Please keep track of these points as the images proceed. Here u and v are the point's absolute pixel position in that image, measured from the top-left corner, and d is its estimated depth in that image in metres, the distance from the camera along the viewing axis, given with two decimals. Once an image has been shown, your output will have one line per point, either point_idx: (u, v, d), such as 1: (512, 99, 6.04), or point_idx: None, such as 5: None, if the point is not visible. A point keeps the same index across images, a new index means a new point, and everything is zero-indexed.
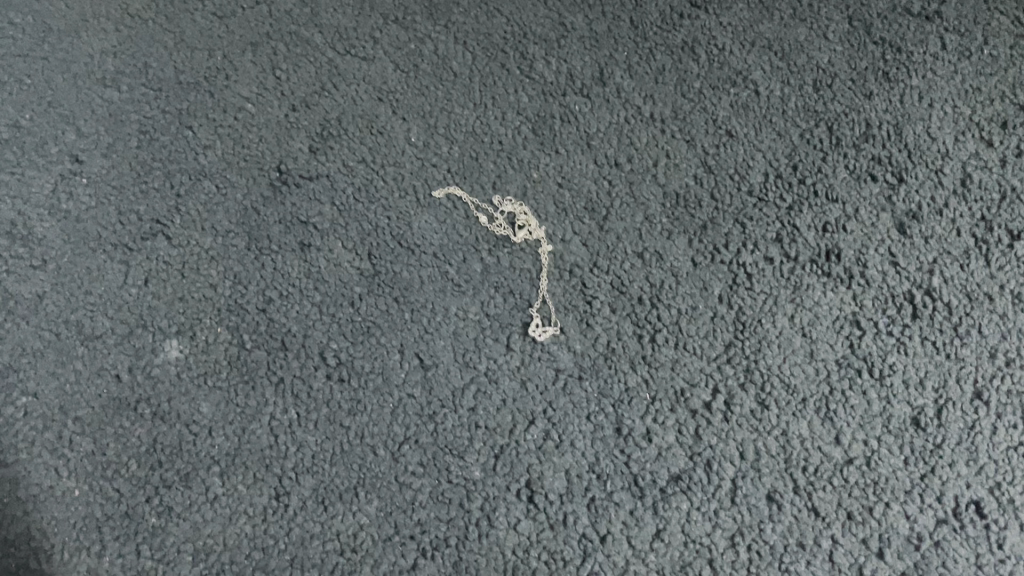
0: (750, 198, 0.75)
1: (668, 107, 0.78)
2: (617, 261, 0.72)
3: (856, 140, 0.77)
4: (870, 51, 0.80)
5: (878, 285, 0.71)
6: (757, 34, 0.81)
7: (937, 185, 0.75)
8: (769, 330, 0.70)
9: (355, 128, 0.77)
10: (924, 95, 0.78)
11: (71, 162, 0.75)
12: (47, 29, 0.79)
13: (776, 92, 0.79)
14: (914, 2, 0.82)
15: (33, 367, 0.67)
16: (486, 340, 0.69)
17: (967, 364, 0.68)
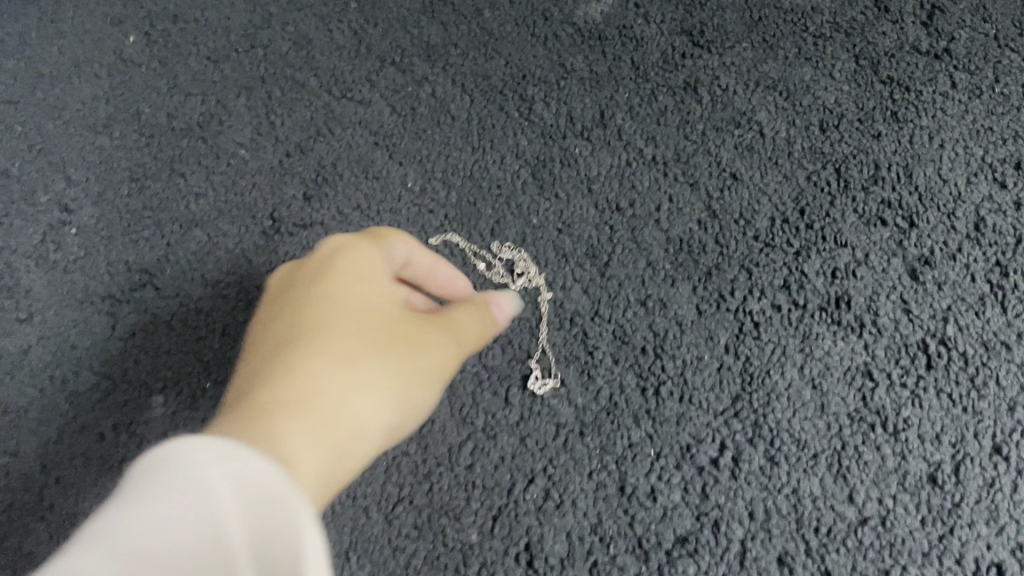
0: (757, 243, 0.72)
1: (671, 149, 0.76)
2: (620, 310, 0.70)
3: (865, 182, 0.74)
4: (877, 90, 0.78)
5: (891, 334, 0.68)
6: (761, 74, 0.79)
7: (950, 229, 0.72)
8: (777, 382, 0.67)
9: (350, 174, 0.75)
10: (935, 136, 0.76)
11: (61, 212, 0.73)
12: (40, 76, 0.79)
13: (782, 132, 0.77)
14: (921, 40, 0.80)
15: (17, 425, 0.65)
16: (483, 394, 0.67)
17: (985, 418, 0.65)
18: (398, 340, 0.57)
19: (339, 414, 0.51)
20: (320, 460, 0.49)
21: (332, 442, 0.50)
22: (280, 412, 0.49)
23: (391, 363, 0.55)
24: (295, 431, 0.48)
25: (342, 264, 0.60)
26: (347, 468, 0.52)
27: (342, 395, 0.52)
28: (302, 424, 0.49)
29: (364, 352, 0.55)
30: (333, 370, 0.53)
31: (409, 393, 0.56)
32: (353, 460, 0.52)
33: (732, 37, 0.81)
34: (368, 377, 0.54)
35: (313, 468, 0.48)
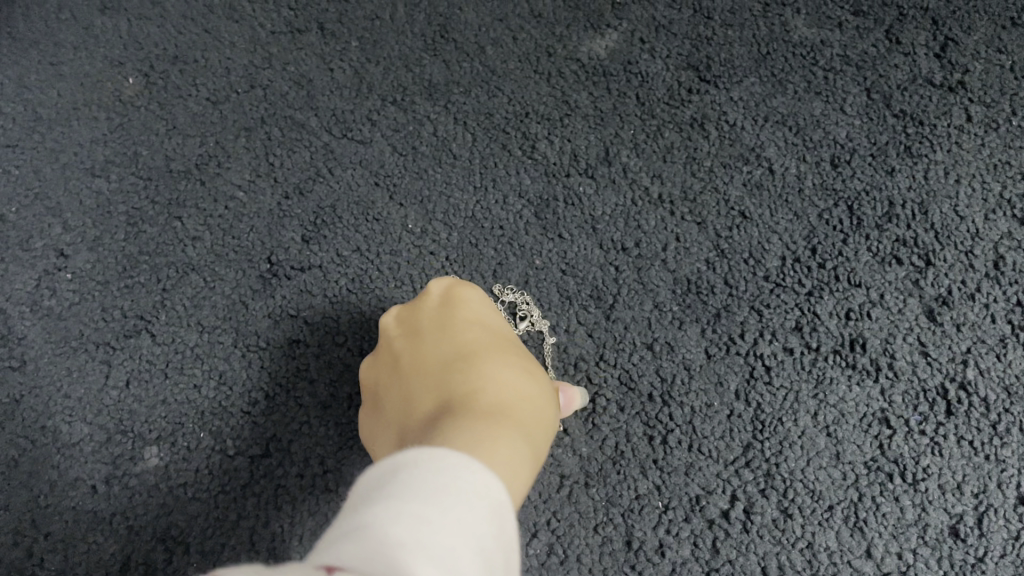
0: (767, 283, 0.70)
1: (678, 187, 0.74)
2: (625, 354, 0.68)
3: (879, 219, 0.72)
4: (890, 124, 0.76)
5: (909, 378, 0.66)
6: (770, 109, 0.77)
7: (968, 268, 0.70)
8: (790, 430, 0.65)
9: (350, 215, 0.74)
10: (950, 171, 0.74)
11: (56, 257, 0.72)
12: (38, 119, 0.78)
13: (792, 169, 0.75)
14: (934, 73, 0.78)
15: (7, 477, 0.64)
16: None
17: (1008, 467, 0.63)
18: (533, 369, 0.58)
19: (526, 424, 0.51)
20: (525, 461, 0.48)
21: (529, 440, 0.49)
22: (478, 420, 0.48)
23: (539, 387, 0.56)
24: (504, 430, 0.47)
25: (453, 308, 0.60)
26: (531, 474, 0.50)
27: (518, 404, 0.52)
28: (507, 427, 0.48)
29: (516, 374, 0.55)
30: (501, 386, 0.52)
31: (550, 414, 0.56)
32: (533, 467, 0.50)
33: (740, 71, 0.79)
34: (527, 392, 0.54)
35: (520, 462, 0.47)
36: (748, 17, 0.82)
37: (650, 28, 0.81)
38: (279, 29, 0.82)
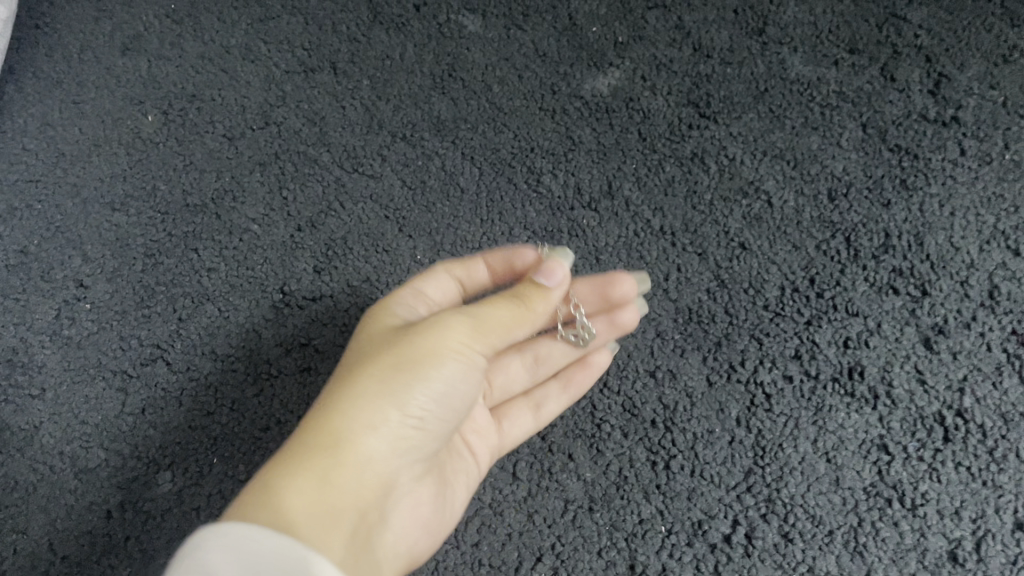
0: (767, 312, 0.72)
1: (679, 220, 0.76)
2: (629, 381, 0.69)
3: (876, 250, 0.74)
4: (886, 158, 0.78)
5: (906, 406, 0.67)
6: (769, 143, 0.80)
7: (964, 297, 0.71)
8: (790, 456, 0.66)
9: (360, 247, 0.76)
10: (945, 204, 0.76)
11: (77, 288, 0.75)
12: (60, 155, 0.81)
13: (790, 202, 0.77)
14: (929, 108, 0.81)
15: (25, 502, 0.66)
16: (491, 468, 0.66)
17: (1006, 493, 0.64)
18: (377, 354, 0.51)
19: (325, 440, 0.49)
20: (309, 488, 0.47)
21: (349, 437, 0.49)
22: (271, 463, 0.49)
23: (374, 373, 0.50)
24: (281, 470, 0.48)
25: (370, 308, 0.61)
26: (342, 489, 0.49)
27: (326, 414, 0.50)
28: (288, 462, 0.48)
29: (349, 369, 0.52)
30: (326, 394, 0.51)
31: (383, 409, 0.49)
32: (339, 482, 0.48)
33: (738, 108, 0.81)
34: (348, 391, 0.50)
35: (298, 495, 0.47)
36: (747, 56, 0.84)
37: (651, 67, 0.84)
38: (292, 68, 0.85)
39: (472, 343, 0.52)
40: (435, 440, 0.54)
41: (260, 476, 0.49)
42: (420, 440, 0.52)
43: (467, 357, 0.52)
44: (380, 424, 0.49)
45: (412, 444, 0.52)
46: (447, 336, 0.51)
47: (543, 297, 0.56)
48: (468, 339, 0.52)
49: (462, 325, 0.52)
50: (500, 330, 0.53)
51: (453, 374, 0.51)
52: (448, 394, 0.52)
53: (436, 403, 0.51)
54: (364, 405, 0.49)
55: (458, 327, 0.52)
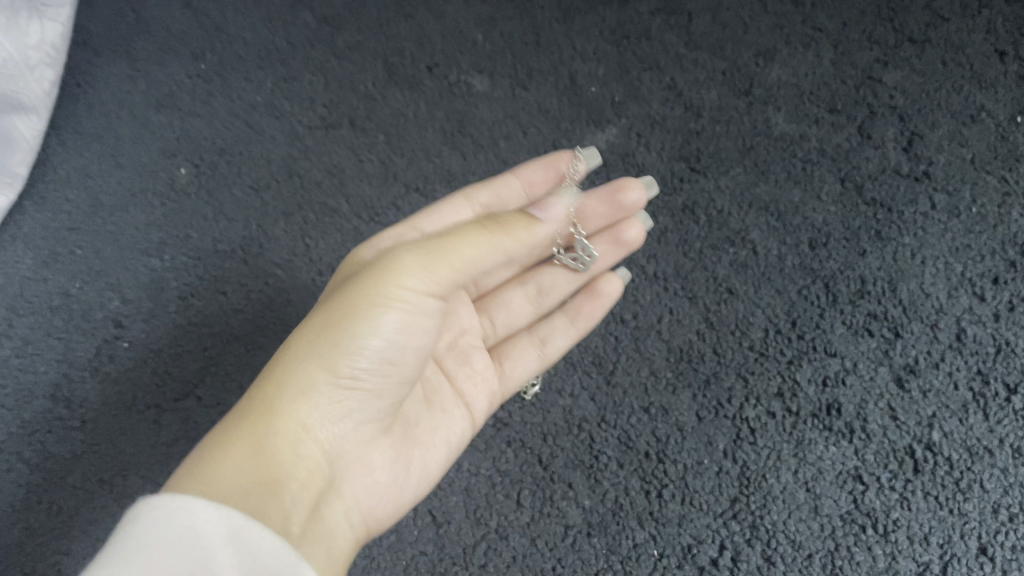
0: (752, 353, 0.78)
1: (671, 265, 0.82)
2: (625, 415, 0.75)
3: (852, 295, 0.80)
4: (862, 211, 0.85)
5: (880, 440, 0.73)
6: (754, 196, 0.86)
7: (933, 339, 0.77)
8: (773, 485, 0.72)
9: None
10: (917, 252, 0.82)
11: (114, 327, 0.81)
12: (99, 204, 0.88)
13: (774, 250, 0.83)
14: (902, 164, 0.87)
15: (67, 524, 0.73)
16: (497, 496, 0.72)
17: (970, 519, 0.70)
18: (322, 307, 0.58)
19: (268, 391, 0.56)
20: (245, 448, 0.54)
21: (283, 400, 0.56)
22: (225, 416, 0.57)
23: (317, 324, 0.57)
24: (228, 422, 0.56)
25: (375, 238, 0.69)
26: (275, 436, 0.55)
27: (272, 367, 0.57)
28: (236, 413, 0.56)
29: (301, 321, 0.58)
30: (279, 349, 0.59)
31: (311, 374, 0.56)
32: (279, 443, 0.55)
33: (726, 162, 0.88)
34: (294, 344, 0.57)
35: (233, 443, 0.54)
36: (734, 114, 0.91)
37: (646, 124, 0.91)
38: (314, 124, 0.92)
39: (410, 288, 0.56)
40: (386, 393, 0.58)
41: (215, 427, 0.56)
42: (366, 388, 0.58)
43: (404, 301, 0.56)
44: (317, 374, 0.56)
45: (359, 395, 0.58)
46: (386, 283, 0.56)
47: (527, 224, 0.61)
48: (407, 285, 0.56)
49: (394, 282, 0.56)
50: (440, 265, 0.57)
51: (387, 323, 0.56)
52: (385, 341, 0.57)
53: (371, 353, 0.56)
54: (303, 357, 0.56)
55: (395, 274, 0.56)
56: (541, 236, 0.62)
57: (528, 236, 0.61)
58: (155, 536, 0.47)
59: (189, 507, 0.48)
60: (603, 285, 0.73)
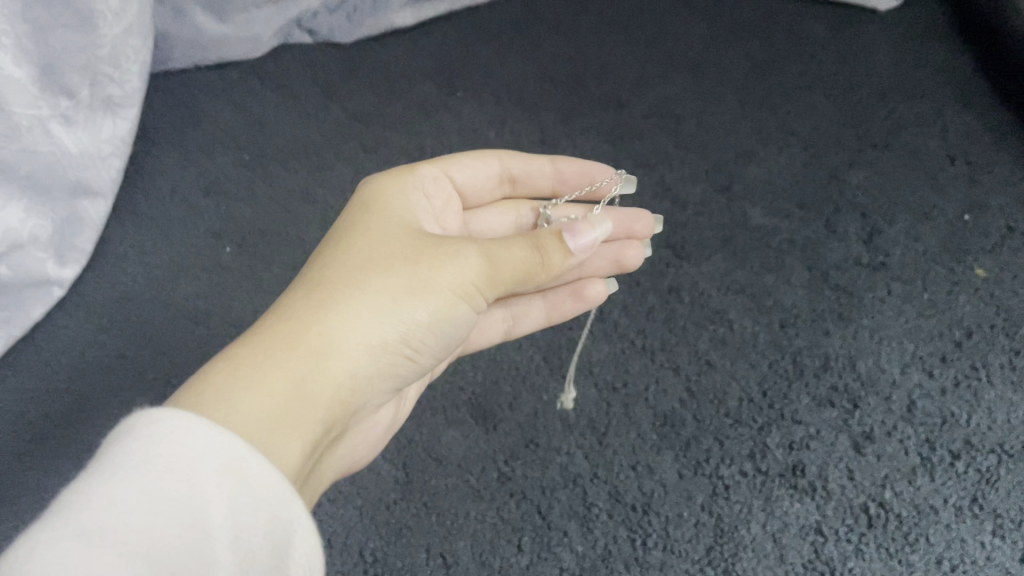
0: (728, 419, 0.88)
1: (658, 340, 0.93)
2: (614, 472, 0.85)
3: (817, 370, 0.91)
4: (827, 294, 0.96)
5: (838, 497, 0.83)
6: (732, 280, 0.98)
7: (887, 410, 0.88)
8: (744, 536, 0.81)
9: None
10: (874, 333, 0.93)
11: (165, 387, 0.92)
12: (154, 278, 0.99)
13: (749, 328, 0.94)
14: (863, 254, 0.99)
15: None
16: (500, 541, 0.82)
17: (916, 569, 0.79)
18: (392, 267, 0.59)
19: (326, 338, 0.55)
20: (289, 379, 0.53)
21: (333, 338, 0.56)
22: (254, 346, 0.54)
23: (387, 287, 0.58)
24: (272, 356, 0.54)
25: (417, 172, 0.73)
26: (323, 390, 0.55)
27: (326, 313, 0.56)
28: (282, 348, 0.54)
29: (363, 272, 0.59)
30: (328, 291, 0.58)
31: (370, 324, 0.57)
32: (321, 383, 0.54)
33: (707, 250, 1.00)
34: (356, 296, 0.58)
35: (282, 386, 0.52)
36: (715, 208, 1.03)
37: None
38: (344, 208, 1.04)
39: (483, 287, 0.61)
40: (408, 363, 0.62)
41: (244, 356, 0.53)
42: (400, 358, 0.60)
43: (472, 295, 0.61)
44: (376, 338, 0.58)
45: (391, 362, 0.60)
46: (463, 274, 0.60)
47: (562, 255, 0.64)
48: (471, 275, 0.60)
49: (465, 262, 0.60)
50: (510, 272, 0.61)
51: (451, 308, 0.60)
52: (443, 323, 0.61)
53: (429, 331, 0.60)
54: (369, 316, 0.57)
55: (476, 263, 0.60)
56: (572, 263, 0.65)
57: (559, 266, 0.64)
58: (141, 448, 0.43)
59: (181, 422, 0.45)
60: (589, 290, 0.80)
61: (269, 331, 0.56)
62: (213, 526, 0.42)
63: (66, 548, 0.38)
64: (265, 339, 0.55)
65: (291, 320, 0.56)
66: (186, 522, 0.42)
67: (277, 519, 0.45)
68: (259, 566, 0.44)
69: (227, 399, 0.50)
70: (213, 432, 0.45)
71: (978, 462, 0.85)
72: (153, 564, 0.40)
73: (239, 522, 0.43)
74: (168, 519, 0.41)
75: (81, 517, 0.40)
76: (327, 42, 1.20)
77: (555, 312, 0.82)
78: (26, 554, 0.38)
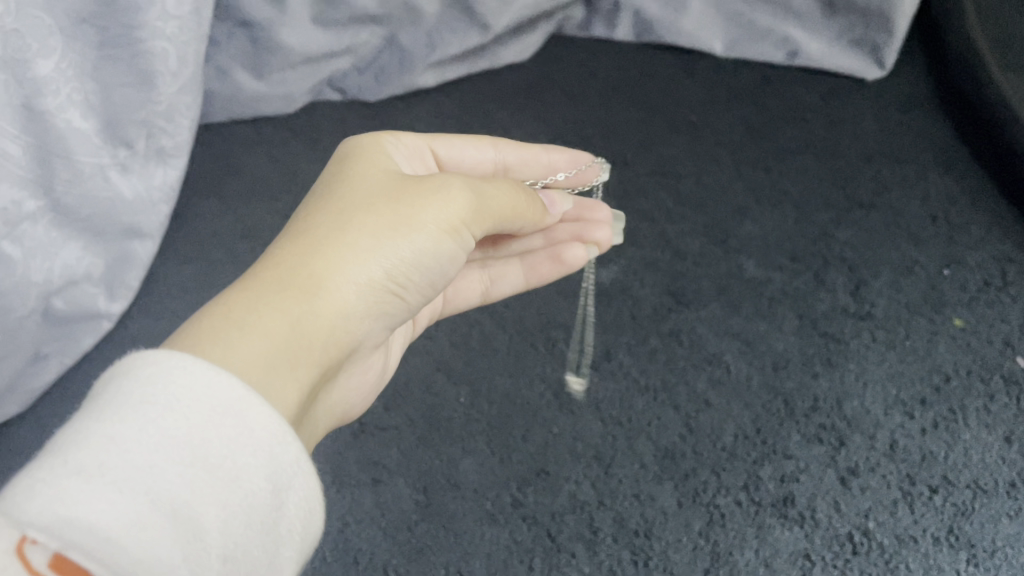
0: (724, 453, 0.95)
1: (660, 380, 1.01)
2: (619, 500, 0.92)
3: (807, 409, 0.98)
4: (816, 340, 1.04)
5: (825, 526, 0.90)
6: (728, 326, 1.06)
7: (871, 447, 0.95)
8: (738, 560, 0.88)
9: (417, 392, 1.00)
10: (860, 377, 1.01)
11: None
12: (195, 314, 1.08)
13: (743, 370, 1.02)
14: (850, 304, 1.08)
15: None
16: (514, 560, 0.89)
17: None
18: (378, 210, 0.65)
19: (318, 280, 0.61)
20: (284, 314, 0.58)
21: (324, 280, 0.61)
22: (249, 290, 0.59)
23: (375, 227, 0.64)
24: (268, 298, 0.58)
25: (398, 136, 0.78)
26: (319, 326, 0.60)
27: (316, 258, 0.61)
28: (277, 291, 0.59)
29: (349, 217, 0.64)
30: (315, 239, 0.63)
31: (361, 265, 0.62)
32: (318, 318, 0.60)
33: (705, 298, 1.08)
34: (346, 239, 0.63)
35: (279, 322, 0.57)
36: (713, 259, 1.12)
37: (641, 264, 1.12)
38: None
39: (466, 221, 0.67)
40: (398, 301, 0.67)
41: (241, 297, 0.58)
42: (393, 296, 0.66)
43: (458, 227, 0.67)
44: (366, 276, 0.63)
45: (385, 299, 0.65)
46: (447, 210, 0.66)
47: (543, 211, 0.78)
48: (454, 213, 0.66)
49: (448, 202, 0.66)
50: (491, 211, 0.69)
51: (437, 242, 0.66)
52: (431, 261, 0.66)
53: (417, 270, 0.66)
54: (358, 258, 0.62)
55: (458, 201, 0.66)
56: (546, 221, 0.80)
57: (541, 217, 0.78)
58: (139, 390, 0.47)
59: (181, 366, 0.49)
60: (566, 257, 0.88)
61: (263, 278, 0.60)
62: (211, 463, 0.47)
63: (72, 486, 0.42)
64: (259, 285, 0.59)
65: (283, 268, 0.61)
66: (184, 459, 0.46)
67: (274, 461, 0.49)
68: (258, 504, 0.48)
69: (226, 338, 0.55)
70: (213, 375, 0.49)
71: (954, 496, 0.92)
72: (154, 497, 0.44)
73: (238, 460, 0.48)
74: (166, 457, 0.45)
75: (82, 457, 0.43)
76: (356, 100, 1.30)
77: (532, 275, 0.91)
78: (26, 488, 0.42)
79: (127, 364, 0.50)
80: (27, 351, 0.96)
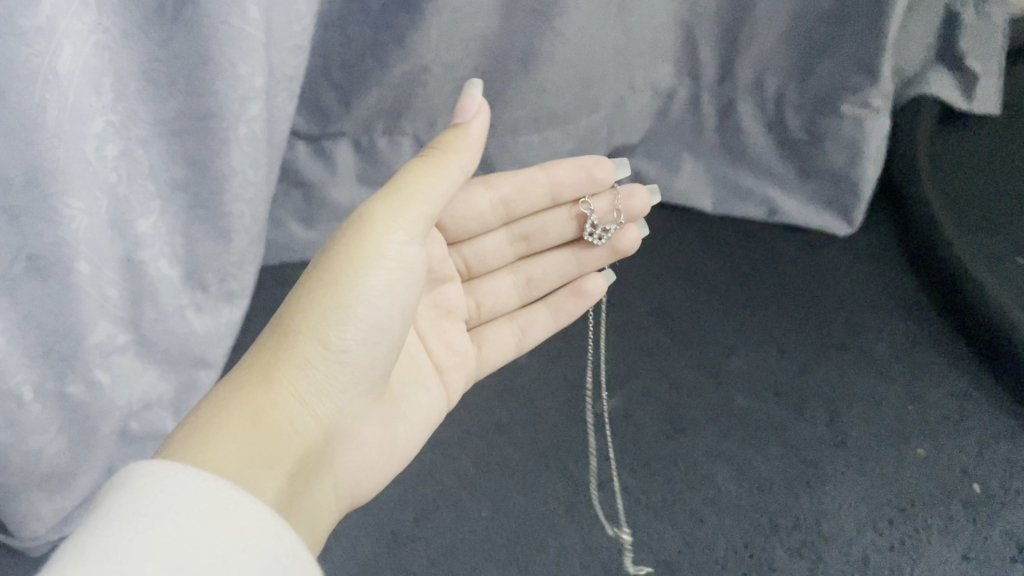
0: (716, 565, 1.08)
1: (659, 499, 1.15)
2: None
3: (790, 526, 1.12)
4: (798, 465, 1.18)
5: None
6: (719, 451, 1.20)
7: (846, 563, 1.08)
8: None
9: (445, 507, 1.14)
10: (836, 498, 1.14)
11: None
12: None
13: (733, 491, 1.15)
14: (827, 434, 1.22)
15: None
16: None
17: None
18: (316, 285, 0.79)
19: (275, 368, 0.75)
20: (247, 405, 0.71)
21: (278, 367, 0.75)
22: (220, 393, 0.73)
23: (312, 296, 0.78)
24: (234, 399, 0.72)
25: None
26: (279, 411, 0.73)
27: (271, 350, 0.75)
28: (243, 390, 0.73)
29: (293, 304, 0.78)
30: (269, 336, 0.77)
31: (311, 342, 0.76)
32: (280, 400, 0.73)
33: (700, 426, 1.23)
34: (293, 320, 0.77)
35: (243, 414, 0.70)
36: (705, 391, 1.27)
37: (642, 395, 1.27)
38: None
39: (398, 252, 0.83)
40: (358, 373, 0.81)
41: (209, 405, 0.71)
42: (348, 365, 0.79)
43: (395, 254, 0.82)
44: (318, 346, 0.77)
45: (341, 371, 0.79)
46: (379, 245, 0.81)
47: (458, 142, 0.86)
48: (385, 248, 0.81)
49: (376, 239, 0.81)
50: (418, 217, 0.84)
51: (379, 288, 0.81)
52: (375, 310, 0.80)
53: (365, 329, 0.80)
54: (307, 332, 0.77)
55: (384, 229, 0.82)
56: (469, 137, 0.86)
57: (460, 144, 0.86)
58: (132, 506, 0.56)
59: (165, 482, 0.58)
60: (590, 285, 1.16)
61: (231, 383, 0.74)
62: (198, 560, 0.54)
63: None
64: (230, 389, 0.73)
65: (247, 370, 0.75)
66: (174, 560, 0.53)
67: (261, 552, 0.57)
68: None
69: (204, 431, 0.68)
70: (197, 482, 0.58)
71: None
72: None
73: (227, 556, 0.55)
74: (155, 560, 0.53)
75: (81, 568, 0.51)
76: None
77: (560, 313, 1.17)
78: None
79: (118, 488, 0.59)
80: (101, 466, 1.13)
